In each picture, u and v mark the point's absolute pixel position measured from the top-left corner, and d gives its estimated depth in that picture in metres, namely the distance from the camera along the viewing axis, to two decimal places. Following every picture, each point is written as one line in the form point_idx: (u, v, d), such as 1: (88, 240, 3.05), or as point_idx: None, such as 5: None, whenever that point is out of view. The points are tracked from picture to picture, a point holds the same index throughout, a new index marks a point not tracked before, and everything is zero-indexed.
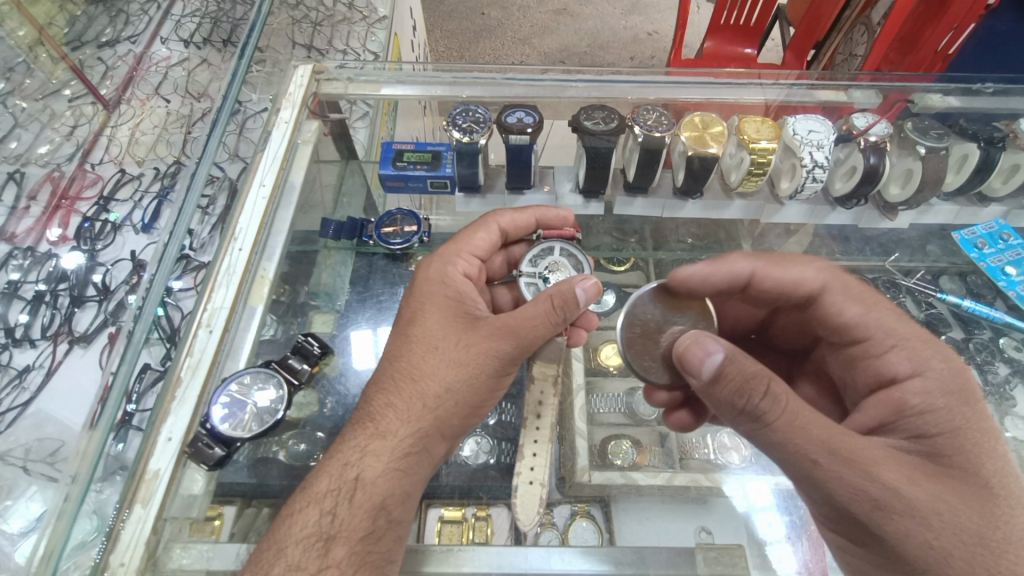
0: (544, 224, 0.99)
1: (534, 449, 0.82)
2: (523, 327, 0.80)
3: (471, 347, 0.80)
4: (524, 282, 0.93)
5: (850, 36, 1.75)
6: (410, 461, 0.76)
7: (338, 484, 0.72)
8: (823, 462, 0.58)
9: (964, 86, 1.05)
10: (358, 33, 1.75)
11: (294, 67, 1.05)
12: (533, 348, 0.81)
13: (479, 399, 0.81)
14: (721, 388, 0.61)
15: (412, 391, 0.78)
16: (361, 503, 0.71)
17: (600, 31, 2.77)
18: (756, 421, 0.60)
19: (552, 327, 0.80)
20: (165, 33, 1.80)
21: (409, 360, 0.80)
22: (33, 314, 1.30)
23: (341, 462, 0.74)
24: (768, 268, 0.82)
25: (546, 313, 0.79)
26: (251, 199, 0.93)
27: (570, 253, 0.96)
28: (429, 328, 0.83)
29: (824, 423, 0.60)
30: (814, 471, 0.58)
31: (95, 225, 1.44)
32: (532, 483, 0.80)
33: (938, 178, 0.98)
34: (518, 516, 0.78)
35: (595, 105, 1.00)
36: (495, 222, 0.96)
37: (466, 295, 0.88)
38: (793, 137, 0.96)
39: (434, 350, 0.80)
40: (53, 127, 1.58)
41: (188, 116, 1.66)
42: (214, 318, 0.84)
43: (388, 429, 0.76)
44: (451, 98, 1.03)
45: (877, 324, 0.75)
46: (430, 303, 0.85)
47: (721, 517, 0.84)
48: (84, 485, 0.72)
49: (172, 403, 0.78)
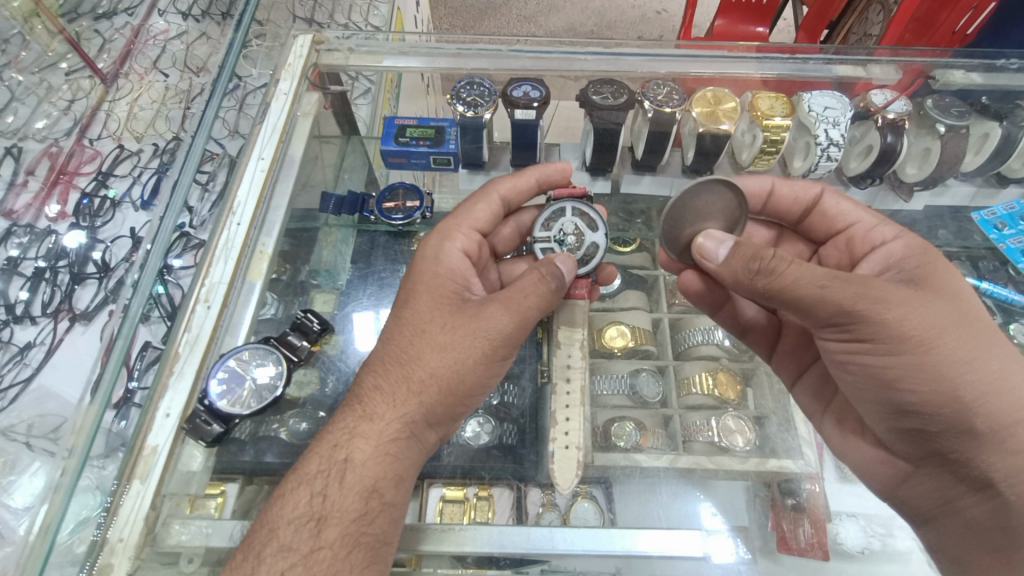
0: (547, 182, 0.94)
1: (566, 414, 0.81)
2: (514, 299, 0.76)
3: (458, 331, 0.75)
4: (538, 248, 0.89)
5: (865, 15, 1.70)
6: (400, 446, 0.73)
7: (328, 465, 0.70)
8: (830, 286, 0.64)
9: (987, 62, 1.00)
10: (359, 7, 1.71)
11: (293, 37, 1.02)
12: (529, 319, 0.77)
13: (470, 384, 0.76)
14: (737, 260, 0.69)
15: (399, 375, 0.75)
16: (351, 484, 0.69)
17: (607, 10, 2.69)
18: (763, 274, 0.67)
19: (543, 294, 0.76)
20: (163, 5, 1.77)
21: (398, 343, 0.77)
22: (33, 291, 1.29)
23: (332, 443, 0.72)
24: (834, 194, 0.88)
25: (534, 284, 0.77)
26: (249, 172, 0.91)
27: (582, 211, 0.91)
28: (418, 310, 0.78)
29: (822, 284, 0.64)
30: (829, 293, 0.64)
31: (94, 202, 1.42)
32: (568, 447, 0.79)
33: (956, 157, 0.97)
34: (557, 480, 0.78)
35: (603, 79, 0.98)
36: (494, 192, 0.91)
37: (456, 273, 0.83)
38: (808, 114, 0.95)
39: (420, 334, 0.76)
40: (50, 102, 1.55)
41: (187, 91, 1.64)
42: (213, 293, 0.83)
43: (376, 413, 0.73)
44: (455, 70, 1.00)
45: (864, 211, 0.85)
46: (422, 283, 0.81)
47: (724, 502, 0.83)
48: (82, 459, 0.72)
49: (170, 378, 0.77)
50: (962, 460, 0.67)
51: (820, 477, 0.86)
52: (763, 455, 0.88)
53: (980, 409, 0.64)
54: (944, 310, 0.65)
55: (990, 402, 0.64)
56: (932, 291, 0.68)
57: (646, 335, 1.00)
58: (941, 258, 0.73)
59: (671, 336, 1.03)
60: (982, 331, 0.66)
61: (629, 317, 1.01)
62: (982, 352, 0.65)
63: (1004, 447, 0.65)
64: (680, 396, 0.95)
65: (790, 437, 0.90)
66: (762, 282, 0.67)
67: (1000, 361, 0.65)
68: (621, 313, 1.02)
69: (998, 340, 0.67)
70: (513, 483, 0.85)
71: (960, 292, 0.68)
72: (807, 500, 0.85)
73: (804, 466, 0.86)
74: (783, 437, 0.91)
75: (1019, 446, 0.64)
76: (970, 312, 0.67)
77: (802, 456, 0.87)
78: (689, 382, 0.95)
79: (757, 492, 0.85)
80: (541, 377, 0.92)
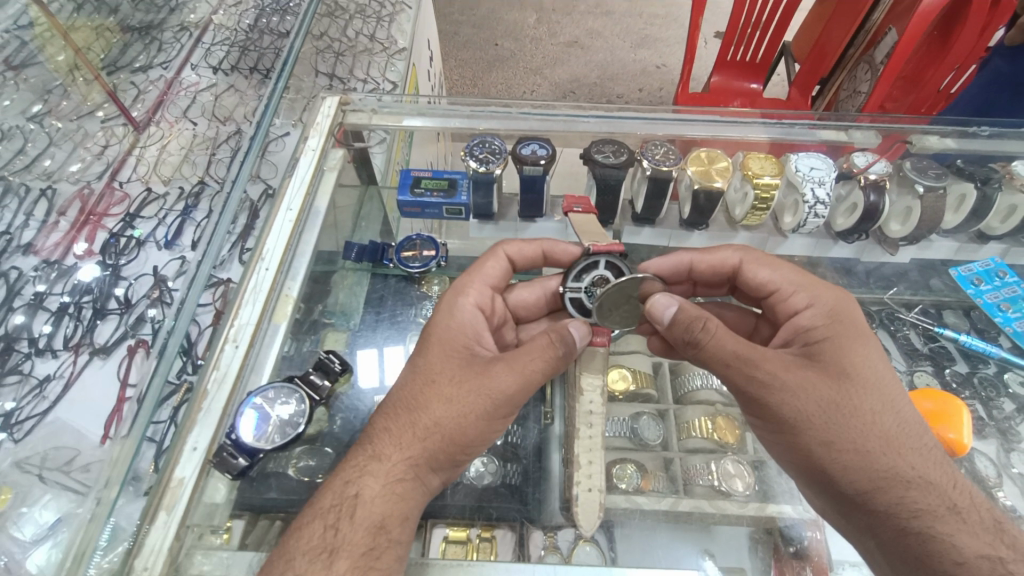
0: (551, 253, 1.00)
1: (588, 458, 0.84)
2: (522, 357, 0.80)
3: (466, 383, 0.79)
4: (568, 297, 0.92)
5: (854, 73, 1.80)
6: (406, 487, 0.75)
7: (340, 500, 0.73)
8: (732, 364, 0.75)
9: (960, 128, 1.08)
10: (377, 63, 1.83)
11: (322, 99, 1.11)
12: (533, 385, 0.80)
13: (470, 437, 0.78)
14: (675, 330, 0.79)
15: (407, 420, 0.78)
16: (362, 521, 0.71)
17: (609, 64, 2.86)
18: (689, 344, 0.78)
19: (550, 360, 0.80)
20: (196, 59, 1.91)
21: (409, 390, 0.81)
22: (56, 326, 1.34)
23: (343, 479, 0.75)
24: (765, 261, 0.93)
25: (544, 347, 0.80)
26: (279, 222, 0.98)
27: (615, 266, 0.91)
28: (431, 360, 0.83)
29: (726, 360, 0.76)
30: (730, 368, 0.76)
31: (120, 241, 1.49)
32: (591, 491, 0.83)
33: (934, 217, 1.04)
34: (580, 522, 0.82)
35: (604, 139, 1.07)
36: (501, 250, 0.99)
37: (467, 328, 0.88)
38: (795, 174, 1.02)
39: (431, 383, 0.80)
40: (85, 147, 1.65)
41: (214, 139, 1.75)
42: (241, 334, 0.88)
43: (382, 452, 0.76)
44: (468, 130, 1.08)
45: (787, 277, 0.91)
46: (436, 336, 0.86)
47: (726, 547, 0.85)
48: (121, 480, 0.76)
49: (198, 415, 0.81)
50: (846, 516, 0.73)
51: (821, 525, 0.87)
52: (763, 500, 0.90)
53: (841, 477, 0.71)
54: (823, 391, 0.74)
55: (850, 471, 0.71)
56: (827, 370, 0.76)
57: (647, 378, 1.04)
58: (846, 332, 0.80)
59: (672, 380, 1.06)
60: (863, 403, 0.73)
61: (631, 362, 1.06)
62: (860, 424, 0.72)
63: (872, 507, 0.70)
64: (681, 439, 0.98)
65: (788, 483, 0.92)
66: (691, 348, 0.78)
67: (871, 433, 0.72)
68: (624, 358, 1.07)
69: (880, 411, 0.73)
70: (517, 524, 0.87)
71: (847, 370, 0.76)
72: (810, 547, 0.85)
73: (804, 511, 0.88)
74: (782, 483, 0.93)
75: (888, 508, 0.69)
76: (859, 387, 0.75)
77: (801, 502, 0.89)
78: (690, 426, 0.98)
79: (758, 538, 0.87)
80: (546, 419, 0.97)
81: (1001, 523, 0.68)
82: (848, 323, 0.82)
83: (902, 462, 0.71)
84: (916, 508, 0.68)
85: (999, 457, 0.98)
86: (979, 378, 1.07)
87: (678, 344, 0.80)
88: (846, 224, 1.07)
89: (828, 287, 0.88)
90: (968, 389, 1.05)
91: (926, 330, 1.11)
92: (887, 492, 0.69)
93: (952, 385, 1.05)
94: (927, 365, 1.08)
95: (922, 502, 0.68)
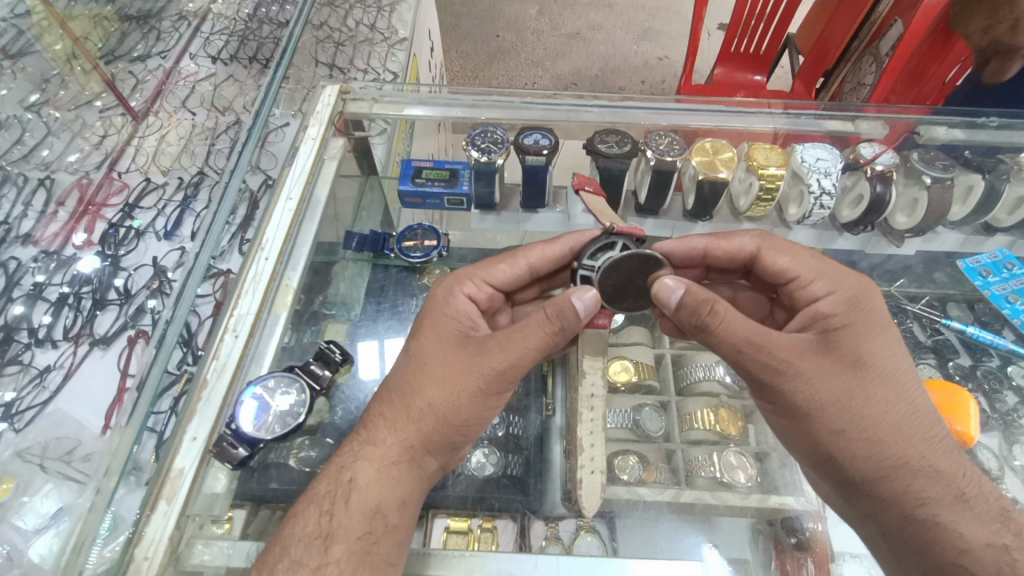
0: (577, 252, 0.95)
1: (591, 441, 0.83)
2: (516, 337, 0.77)
3: (458, 364, 0.78)
4: (580, 275, 0.85)
5: (858, 66, 1.78)
6: (402, 469, 0.75)
7: (334, 486, 0.72)
8: (745, 351, 0.75)
9: (968, 119, 1.07)
10: (378, 53, 1.81)
11: (322, 88, 1.10)
12: (528, 362, 0.78)
13: (464, 417, 0.77)
14: (682, 313, 0.77)
15: (401, 405, 0.77)
16: (357, 505, 0.71)
17: (611, 56, 2.84)
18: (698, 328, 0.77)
19: (547, 335, 0.77)
20: (195, 49, 1.89)
21: (404, 375, 0.80)
22: (55, 316, 1.34)
23: (338, 465, 0.74)
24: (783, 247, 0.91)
25: (540, 323, 0.77)
26: (278, 211, 0.97)
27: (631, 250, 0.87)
28: (424, 344, 0.82)
29: (738, 348, 0.75)
30: (742, 356, 0.75)
31: (120, 232, 1.48)
32: (594, 473, 0.82)
33: (942, 209, 1.02)
34: (584, 505, 0.81)
35: (608, 129, 1.06)
36: (522, 258, 0.95)
37: (461, 315, 0.87)
38: (801, 164, 1.01)
39: (422, 366, 0.80)
40: (84, 137, 1.64)
41: (213, 129, 1.74)
42: (240, 324, 0.87)
43: (377, 437, 0.76)
44: (469, 119, 1.07)
45: (804, 265, 0.88)
46: (429, 322, 0.85)
47: (727, 538, 0.85)
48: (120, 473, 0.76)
49: (197, 405, 0.80)
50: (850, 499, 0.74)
51: (822, 517, 0.87)
52: (764, 491, 0.89)
53: (849, 463, 0.71)
54: (836, 379, 0.73)
55: (858, 458, 0.71)
56: (843, 360, 0.75)
57: (649, 370, 1.03)
58: (864, 322, 0.79)
59: (673, 372, 1.05)
60: (875, 392, 0.73)
61: (633, 352, 1.05)
62: (872, 413, 0.72)
63: (877, 493, 0.71)
64: (682, 430, 0.98)
65: (790, 474, 0.92)
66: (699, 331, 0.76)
67: (882, 422, 0.71)
68: (626, 349, 1.05)
69: (893, 401, 0.73)
70: (518, 515, 0.87)
71: (862, 359, 0.75)
72: (811, 539, 0.85)
73: (806, 503, 0.88)
74: (783, 474, 0.93)
75: (894, 496, 0.70)
76: (873, 376, 0.74)
77: (802, 493, 0.89)
78: (691, 417, 0.98)
79: (759, 530, 0.87)
80: (546, 411, 0.98)
81: (1008, 513, 0.68)
82: (865, 312, 0.80)
83: (911, 451, 0.71)
84: (921, 496, 0.69)
85: (1001, 450, 0.98)
86: (982, 370, 1.07)
87: (685, 327, 0.78)
88: (852, 215, 1.06)
89: (844, 275, 0.86)
90: (972, 382, 1.04)
91: (929, 322, 1.11)
92: (892, 481, 0.70)
93: (955, 377, 1.05)
94: (931, 358, 1.08)
95: (928, 490, 0.69)
